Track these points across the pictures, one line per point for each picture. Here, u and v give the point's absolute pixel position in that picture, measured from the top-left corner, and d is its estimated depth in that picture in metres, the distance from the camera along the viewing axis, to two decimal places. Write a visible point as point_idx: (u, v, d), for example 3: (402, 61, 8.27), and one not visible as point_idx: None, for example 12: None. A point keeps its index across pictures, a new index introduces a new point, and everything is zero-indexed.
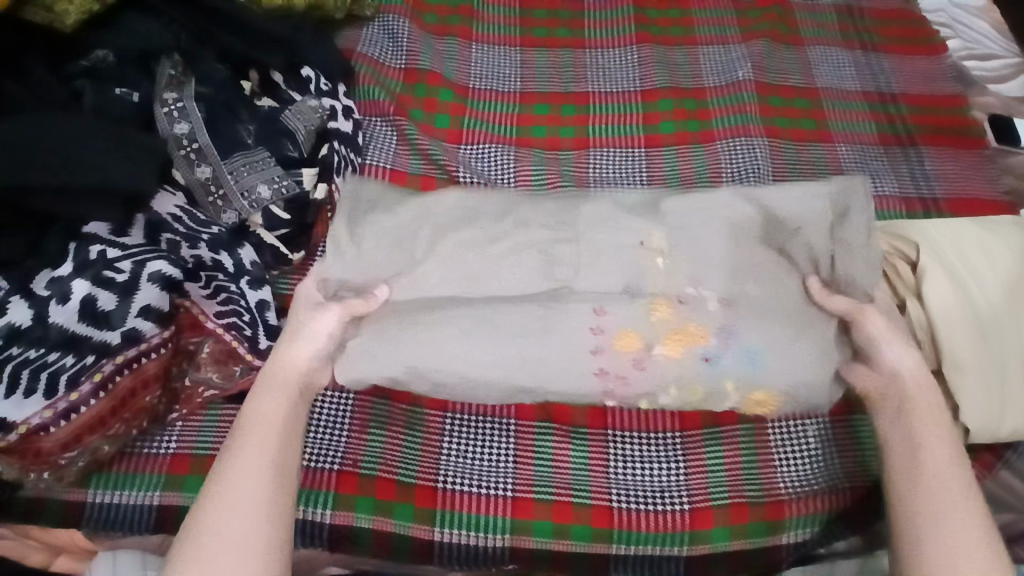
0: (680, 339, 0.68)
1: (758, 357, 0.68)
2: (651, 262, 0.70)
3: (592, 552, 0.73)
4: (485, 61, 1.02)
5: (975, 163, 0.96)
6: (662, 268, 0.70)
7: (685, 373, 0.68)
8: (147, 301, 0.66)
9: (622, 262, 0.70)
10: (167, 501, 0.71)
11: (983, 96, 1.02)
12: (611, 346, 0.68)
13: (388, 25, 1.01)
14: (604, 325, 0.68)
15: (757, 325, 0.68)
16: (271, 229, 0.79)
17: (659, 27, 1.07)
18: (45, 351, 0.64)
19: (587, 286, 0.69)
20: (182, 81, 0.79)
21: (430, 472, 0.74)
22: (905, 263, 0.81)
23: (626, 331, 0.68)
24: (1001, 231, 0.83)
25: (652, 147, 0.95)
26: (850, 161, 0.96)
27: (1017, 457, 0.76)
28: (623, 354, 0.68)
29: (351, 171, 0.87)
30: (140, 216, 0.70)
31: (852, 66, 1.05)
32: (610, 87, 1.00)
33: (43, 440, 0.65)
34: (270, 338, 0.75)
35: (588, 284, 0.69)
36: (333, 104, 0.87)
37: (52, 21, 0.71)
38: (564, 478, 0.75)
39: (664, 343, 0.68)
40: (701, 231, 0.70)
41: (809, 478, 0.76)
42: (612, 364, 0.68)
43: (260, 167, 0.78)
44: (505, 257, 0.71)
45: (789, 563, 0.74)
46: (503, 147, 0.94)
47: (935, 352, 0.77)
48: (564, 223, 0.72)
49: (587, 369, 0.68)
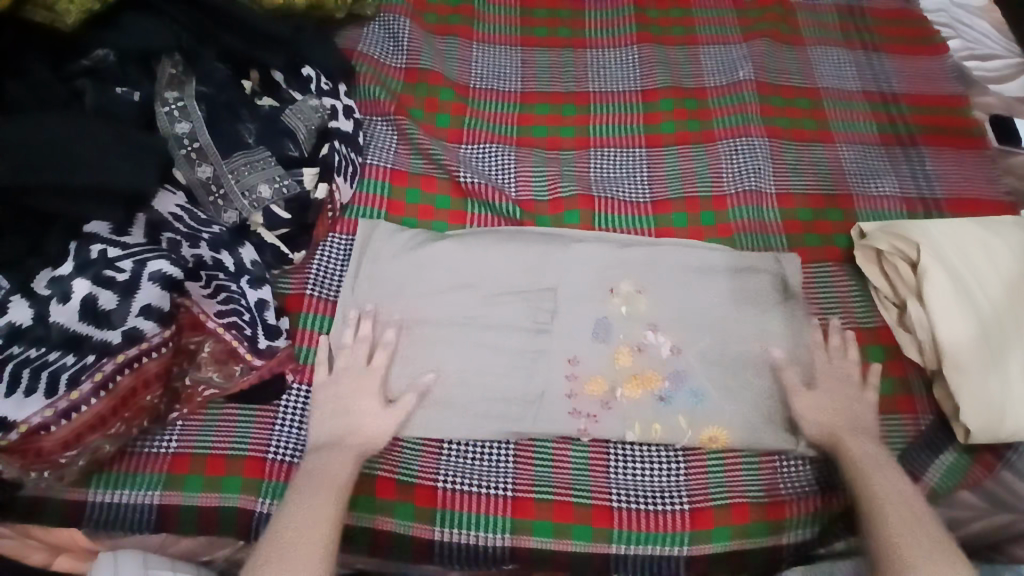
0: (639, 383, 0.78)
1: (704, 396, 0.77)
2: (616, 309, 0.81)
3: (592, 551, 0.72)
4: (486, 61, 1.02)
5: (976, 164, 0.96)
6: (625, 316, 0.81)
7: (646, 414, 0.76)
8: (147, 301, 0.66)
9: (592, 313, 0.81)
10: (167, 501, 0.71)
11: (983, 96, 1.01)
12: (582, 392, 0.77)
13: (389, 25, 1.01)
14: (577, 372, 0.78)
15: (708, 375, 0.78)
16: (271, 228, 0.79)
17: (660, 27, 1.07)
18: (45, 351, 0.64)
19: (564, 332, 0.80)
20: (183, 81, 0.79)
21: (430, 473, 0.74)
22: (905, 263, 0.82)
23: (592, 379, 0.78)
24: (1002, 231, 0.83)
25: (652, 147, 0.95)
26: (851, 161, 0.96)
27: (1018, 457, 0.76)
28: (591, 397, 0.77)
29: (351, 171, 0.87)
30: (140, 216, 0.70)
31: (853, 67, 1.05)
32: (610, 86, 1.00)
33: (43, 440, 0.64)
34: (270, 338, 0.76)
35: (564, 331, 0.80)
36: (334, 104, 0.87)
37: (52, 22, 0.71)
38: (564, 477, 0.75)
39: (624, 385, 0.78)
40: (662, 283, 0.83)
41: (808, 479, 0.76)
42: (583, 405, 0.77)
43: (260, 167, 0.78)
44: (495, 301, 0.81)
45: (789, 563, 0.73)
46: (503, 147, 0.94)
47: (935, 354, 0.78)
48: (544, 269, 0.83)
49: (563, 410, 0.77)
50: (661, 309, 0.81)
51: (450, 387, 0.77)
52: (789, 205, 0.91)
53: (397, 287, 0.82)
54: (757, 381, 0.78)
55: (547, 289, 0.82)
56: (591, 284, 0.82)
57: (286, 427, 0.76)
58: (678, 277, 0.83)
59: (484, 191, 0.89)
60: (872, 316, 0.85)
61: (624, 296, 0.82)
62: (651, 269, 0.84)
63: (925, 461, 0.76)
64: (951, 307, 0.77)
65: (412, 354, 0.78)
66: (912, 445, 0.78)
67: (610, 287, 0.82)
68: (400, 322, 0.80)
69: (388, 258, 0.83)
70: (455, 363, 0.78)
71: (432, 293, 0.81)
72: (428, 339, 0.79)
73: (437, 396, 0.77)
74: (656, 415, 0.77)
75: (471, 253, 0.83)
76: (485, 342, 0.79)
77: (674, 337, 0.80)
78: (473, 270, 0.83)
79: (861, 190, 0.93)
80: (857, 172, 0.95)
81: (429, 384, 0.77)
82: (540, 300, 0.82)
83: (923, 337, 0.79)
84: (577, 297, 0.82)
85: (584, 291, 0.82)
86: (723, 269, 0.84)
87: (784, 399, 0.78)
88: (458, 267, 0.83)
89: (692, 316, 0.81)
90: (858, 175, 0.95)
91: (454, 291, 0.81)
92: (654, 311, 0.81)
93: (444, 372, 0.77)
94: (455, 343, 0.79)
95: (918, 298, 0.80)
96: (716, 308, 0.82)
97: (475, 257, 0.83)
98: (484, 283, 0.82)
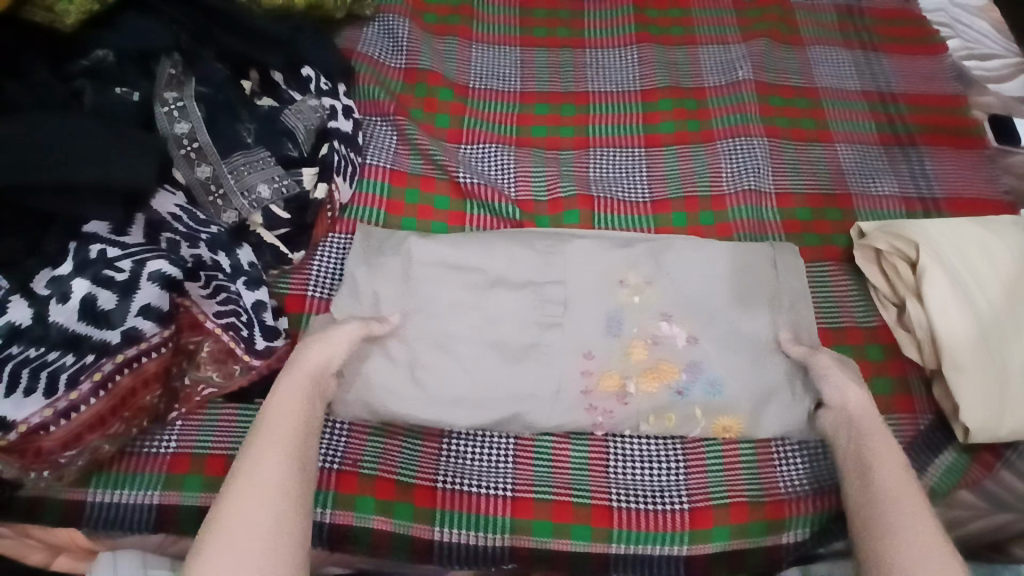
0: (654, 376, 0.77)
1: (719, 387, 0.77)
2: (627, 299, 0.80)
3: (592, 551, 0.72)
4: (485, 61, 1.02)
5: (975, 163, 0.96)
6: (637, 306, 0.80)
7: (662, 406, 0.76)
8: (147, 301, 0.66)
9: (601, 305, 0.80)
10: (167, 501, 0.71)
11: (983, 96, 1.01)
12: (597, 387, 0.76)
13: (389, 25, 1.02)
14: (591, 367, 0.77)
15: (722, 365, 0.78)
16: (271, 228, 0.79)
17: (659, 27, 1.07)
18: (45, 351, 0.64)
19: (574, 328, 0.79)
20: (182, 81, 0.79)
21: (430, 472, 0.74)
22: (905, 263, 0.82)
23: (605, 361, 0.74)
24: (1002, 231, 0.83)
25: (652, 146, 0.95)
26: (850, 160, 0.96)
27: (1017, 457, 0.77)
28: (605, 393, 0.76)
29: (351, 170, 0.87)
30: (140, 216, 0.70)
31: (852, 66, 1.05)
32: (610, 86, 1.00)
33: (43, 440, 0.64)
34: (268, 339, 0.75)
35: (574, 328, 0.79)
36: (333, 104, 0.87)
37: (52, 21, 0.71)
38: (564, 477, 0.75)
39: (639, 379, 0.77)
40: (675, 272, 0.82)
41: (808, 477, 0.76)
42: (599, 401, 0.76)
43: (260, 167, 0.78)
44: (499, 297, 0.80)
45: (789, 563, 0.73)
46: (503, 147, 0.94)
47: (934, 352, 0.78)
48: (553, 265, 0.82)
49: (577, 406, 0.76)
50: (671, 301, 0.80)
51: (454, 378, 0.76)
52: (788, 205, 0.91)
53: (398, 279, 0.80)
54: (772, 372, 0.78)
55: (556, 283, 0.81)
56: (600, 275, 0.82)
57: None
58: (685, 268, 0.82)
59: (484, 192, 0.89)
60: (871, 315, 0.85)
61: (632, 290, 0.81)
62: (659, 260, 0.82)
63: (925, 460, 0.77)
64: (950, 307, 0.77)
65: (417, 355, 0.76)
66: (912, 445, 0.77)
67: (619, 280, 0.81)
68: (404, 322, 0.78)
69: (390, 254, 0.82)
70: (463, 363, 0.76)
71: (435, 287, 0.80)
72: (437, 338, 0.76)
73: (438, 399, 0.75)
74: (671, 407, 0.76)
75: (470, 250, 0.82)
76: (492, 341, 0.78)
77: (687, 327, 0.79)
78: (474, 267, 0.81)
79: (861, 189, 0.93)
80: (857, 172, 0.95)
81: (433, 386, 0.75)
82: (550, 293, 0.80)
83: (923, 335, 0.79)
84: (590, 288, 0.81)
85: (598, 282, 0.81)
86: (725, 259, 0.83)
87: (795, 395, 0.77)
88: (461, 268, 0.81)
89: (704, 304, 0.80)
90: (857, 175, 0.95)
91: (456, 292, 0.80)
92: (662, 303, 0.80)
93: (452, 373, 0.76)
94: (459, 336, 0.77)
95: (917, 297, 0.80)
96: (725, 299, 0.81)
97: (480, 258, 0.82)
98: (487, 281, 0.81)
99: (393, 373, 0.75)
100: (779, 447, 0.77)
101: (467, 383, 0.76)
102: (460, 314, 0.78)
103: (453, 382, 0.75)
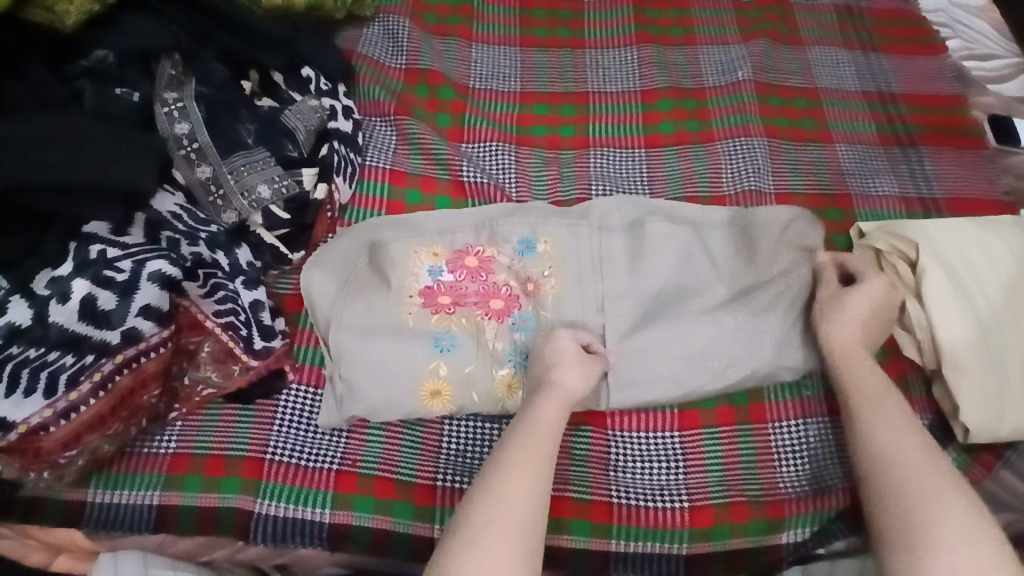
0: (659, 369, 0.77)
1: (715, 360, 0.76)
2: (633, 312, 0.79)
3: (592, 547, 0.73)
4: (486, 61, 1.02)
5: (975, 163, 0.96)
6: (640, 313, 0.79)
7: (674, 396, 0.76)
8: (146, 301, 0.66)
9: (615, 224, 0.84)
10: (167, 501, 0.71)
11: (983, 96, 1.01)
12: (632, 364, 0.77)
13: (389, 26, 1.02)
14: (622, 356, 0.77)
15: (719, 359, 0.77)
16: (271, 228, 0.79)
17: (659, 27, 1.07)
18: (45, 351, 0.63)
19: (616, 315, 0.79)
20: (182, 81, 0.80)
21: (430, 471, 0.75)
22: (905, 263, 0.82)
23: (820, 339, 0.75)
24: (1001, 231, 0.83)
25: (652, 147, 0.95)
26: (850, 161, 0.96)
27: (1017, 457, 0.76)
28: (662, 352, 0.77)
29: (351, 170, 0.86)
30: (140, 216, 0.70)
31: (851, 66, 1.05)
32: (610, 87, 1.00)
33: (42, 440, 0.64)
34: (265, 339, 0.75)
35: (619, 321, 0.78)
36: (333, 104, 0.87)
37: (52, 22, 0.71)
38: (564, 472, 0.75)
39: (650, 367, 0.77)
40: (664, 258, 0.81)
41: (810, 477, 0.75)
42: (650, 369, 0.76)
43: (260, 166, 0.78)
44: (583, 266, 0.81)
45: (788, 563, 0.74)
46: (504, 146, 0.94)
47: (935, 353, 0.78)
48: (583, 271, 0.81)
49: (632, 383, 0.76)
50: (671, 299, 0.79)
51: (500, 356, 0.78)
52: (788, 205, 0.91)
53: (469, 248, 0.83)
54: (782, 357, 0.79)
55: (598, 289, 0.80)
56: (595, 253, 0.82)
57: (286, 427, 0.76)
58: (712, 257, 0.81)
59: (485, 191, 0.89)
60: None
61: (597, 287, 0.80)
62: (639, 247, 0.82)
63: None
64: (950, 307, 0.77)
65: (592, 274, 0.81)
66: None
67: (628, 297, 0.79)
68: (520, 269, 0.81)
69: (540, 215, 0.84)
70: (587, 283, 0.80)
71: (513, 254, 0.82)
72: (614, 256, 0.81)
73: (422, 389, 0.76)
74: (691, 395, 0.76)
75: (388, 151, 0.91)
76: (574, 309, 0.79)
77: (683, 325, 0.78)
78: (545, 187, 0.91)
79: (860, 190, 0.93)
80: (856, 172, 0.95)
81: (614, 287, 0.80)
82: (603, 290, 0.80)
83: (923, 336, 0.78)
84: (569, 277, 0.81)
85: (577, 270, 0.81)
86: (730, 245, 0.83)
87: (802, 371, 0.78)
88: (481, 267, 0.82)
89: (698, 279, 0.80)
90: (857, 175, 0.95)
91: (589, 251, 0.82)
92: (628, 296, 0.79)
93: (442, 357, 0.77)
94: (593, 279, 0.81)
95: (917, 298, 0.80)
96: (729, 289, 0.80)
97: (560, 239, 0.83)
98: (505, 276, 0.81)
99: (615, 259, 0.81)
100: (779, 444, 0.77)
101: (445, 348, 0.77)
102: (470, 298, 0.80)
103: (423, 361, 0.77)
